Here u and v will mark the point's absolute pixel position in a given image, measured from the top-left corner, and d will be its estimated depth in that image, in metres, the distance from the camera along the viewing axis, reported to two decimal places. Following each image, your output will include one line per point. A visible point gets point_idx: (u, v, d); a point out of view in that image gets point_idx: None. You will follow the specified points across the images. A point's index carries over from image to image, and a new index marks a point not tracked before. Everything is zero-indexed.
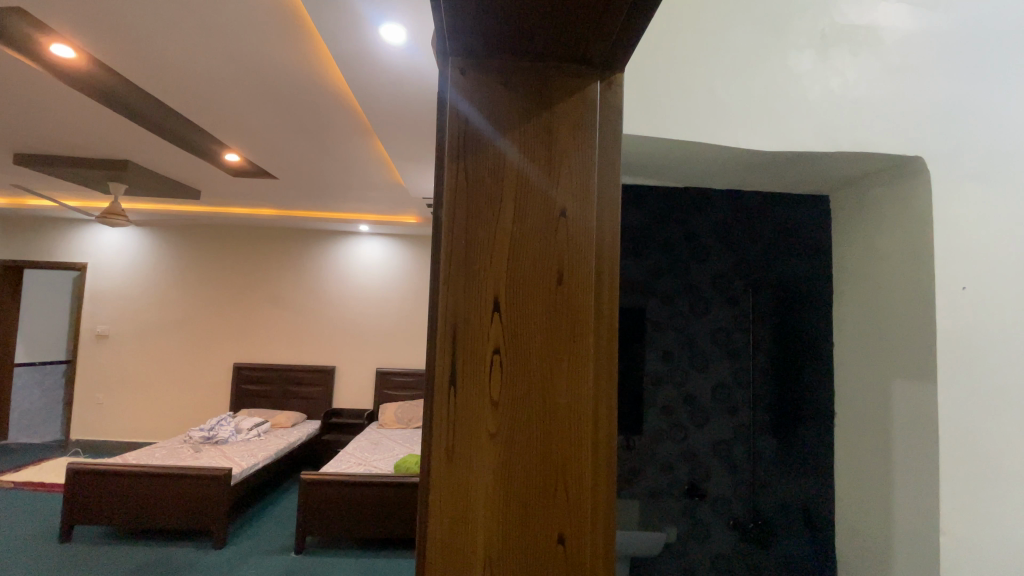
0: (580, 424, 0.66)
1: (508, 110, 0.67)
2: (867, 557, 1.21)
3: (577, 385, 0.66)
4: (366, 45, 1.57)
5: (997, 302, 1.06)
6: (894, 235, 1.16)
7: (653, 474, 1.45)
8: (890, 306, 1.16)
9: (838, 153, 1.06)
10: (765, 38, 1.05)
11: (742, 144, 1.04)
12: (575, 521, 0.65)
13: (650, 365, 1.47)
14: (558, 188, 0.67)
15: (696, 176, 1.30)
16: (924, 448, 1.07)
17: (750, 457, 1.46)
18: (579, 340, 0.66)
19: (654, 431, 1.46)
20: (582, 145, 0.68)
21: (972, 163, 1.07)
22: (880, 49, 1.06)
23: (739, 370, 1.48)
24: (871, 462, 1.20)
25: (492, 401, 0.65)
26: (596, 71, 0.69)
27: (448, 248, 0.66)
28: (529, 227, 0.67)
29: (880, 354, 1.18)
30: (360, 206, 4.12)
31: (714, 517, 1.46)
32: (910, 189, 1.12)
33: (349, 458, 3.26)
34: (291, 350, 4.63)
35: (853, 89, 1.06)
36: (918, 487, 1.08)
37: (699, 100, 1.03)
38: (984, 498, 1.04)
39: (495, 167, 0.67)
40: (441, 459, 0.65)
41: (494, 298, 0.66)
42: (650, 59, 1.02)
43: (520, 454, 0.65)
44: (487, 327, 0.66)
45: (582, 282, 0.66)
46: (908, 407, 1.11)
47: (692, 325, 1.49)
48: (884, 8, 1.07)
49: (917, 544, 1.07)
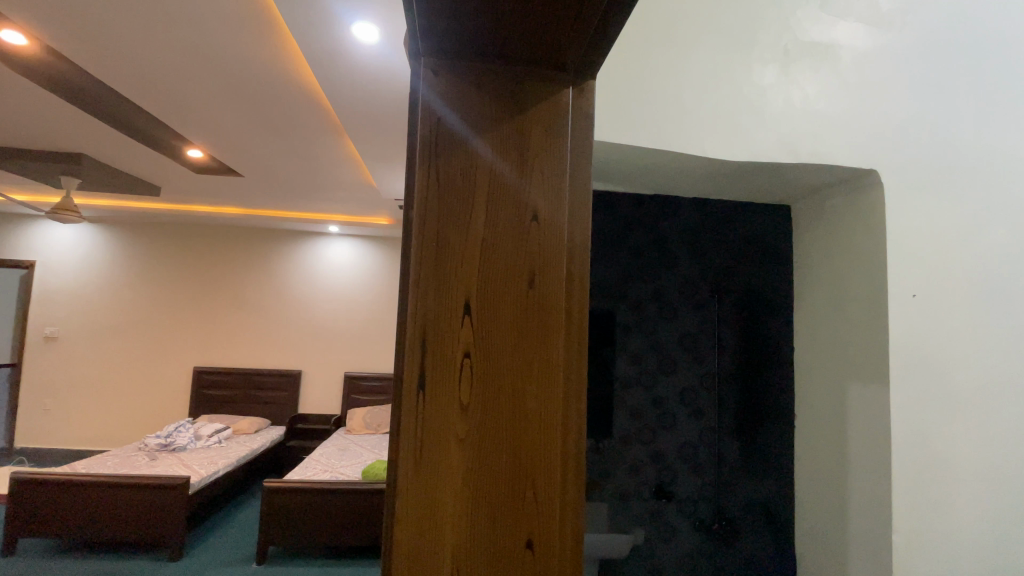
0: (549, 425, 0.66)
1: (481, 113, 0.67)
2: (824, 553, 1.25)
3: (547, 387, 0.66)
4: (338, 44, 1.56)
5: (944, 307, 1.12)
6: (851, 245, 1.20)
7: (621, 476, 1.48)
8: (848, 311, 1.20)
9: (800, 163, 1.10)
10: (732, 51, 1.08)
11: (709, 153, 1.06)
12: (544, 526, 0.65)
13: (620, 368, 1.50)
14: (532, 191, 0.67)
15: (665, 184, 1.32)
16: (878, 448, 1.11)
17: (715, 460, 1.50)
18: (549, 342, 0.66)
19: (623, 433, 1.49)
20: (555, 151, 0.68)
21: (922, 177, 1.12)
22: (839, 65, 1.11)
23: (706, 373, 1.53)
24: (830, 463, 1.24)
25: (461, 404, 0.65)
26: (568, 77, 0.69)
27: (418, 250, 0.65)
28: (500, 229, 0.66)
29: (839, 358, 1.22)
30: (330, 206, 4.04)
31: (680, 518, 1.49)
32: (866, 201, 1.17)
33: (315, 465, 3.19)
34: (254, 353, 4.48)
35: (813, 103, 1.10)
36: (871, 486, 1.13)
37: (668, 110, 1.05)
38: (931, 496, 1.09)
39: (468, 169, 0.67)
40: (408, 464, 0.64)
41: (465, 300, 0.66)
42: (622, 66, 1.03)
43: (490, 460, 0.65)
44: (458, 329, 0.65)
45: (553, 286, 0.67)
46: (863, 409, 1.16)
47: (660, 330, 1.52)
48: (844, 26, 1.12)
49: (870, 541, 1.12)
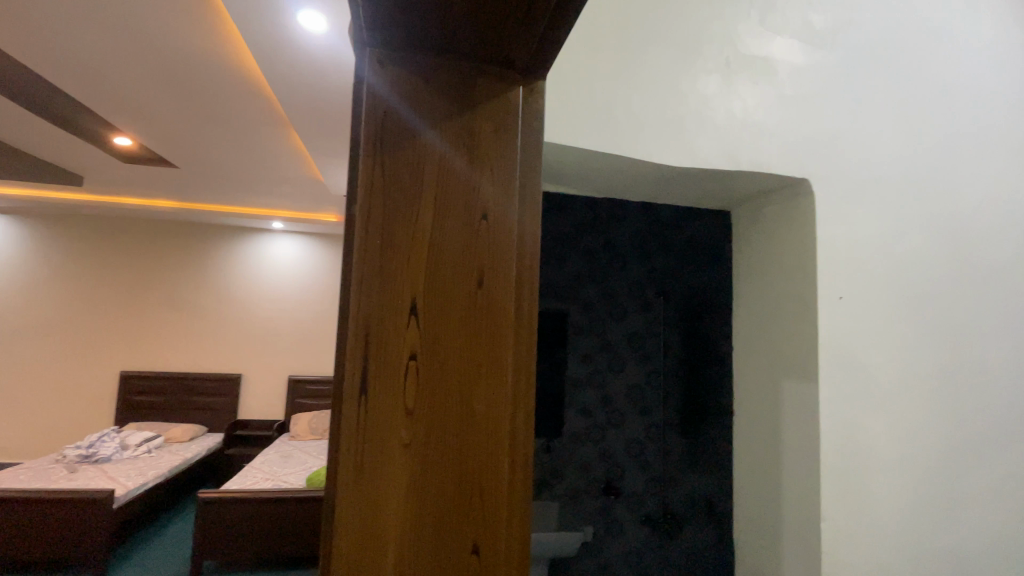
0: (497, 428, 0.65)
1: (429, 108, 0.65)
2: (760, 545, 1.30)
3: (495, 389, 0.65)
4: (284, 32, 1.48)
5: (868, 309, 1.19)
6: (784, 250, 1.27)
7: (572, 476, 1.61)
8: (783, 313, 1.26)
9: (739, 171, 1.15)
10: (678, 61, 1.12)
11: (655, 159, 1.09)
12: (491, 529, 0.64)
13: (571, 368, 1.62)
14: (481, 189, 0.66)
15: (612, 188, 1.34)
16: (808, 442, 1.17)
17: (660, 454, 1.65)
18: (498, 343, 0.65)
19: (574, 432, 1.61)
20: (505, 150, 0.67)
21: (847, 187, 1.20)
22: (776, 78, 1.17)
23: (651, 372, 1.67)
24: (766, 458, 1.29)
25: (406, 409, 0.63)
26: (518, 76, 0.69)
27: (361, 248, 0.63)
28: (447, 229, 0.65)
29: (775, 358, 1.28)
30: (275, 201, 3.85)
31: (628, 514, 1.62)
32: (798, 207, 1.23)
33: (255, 473, 3.03)
34: (189, 356, 4.21)
35: (752, 114, 1.15)
36: (802, 479, 1.18)
37: (615, 116, 1.07)
38: (856, 487, 1.15)
39: (415, 165, 0.65)
40: (349, 472, 0.61)
41: (411, 301, 0.63)
42: (571, 69, 1.04)
43: (435, 465, 0.63)
44: (403, 330, 0.63)
45: (502, 287, 0.66)
46: (794, 405, 1.22)
47: (608, 331, 1.65)
48: (780, 42, 1.18)
49: (803, 534, 1.17)
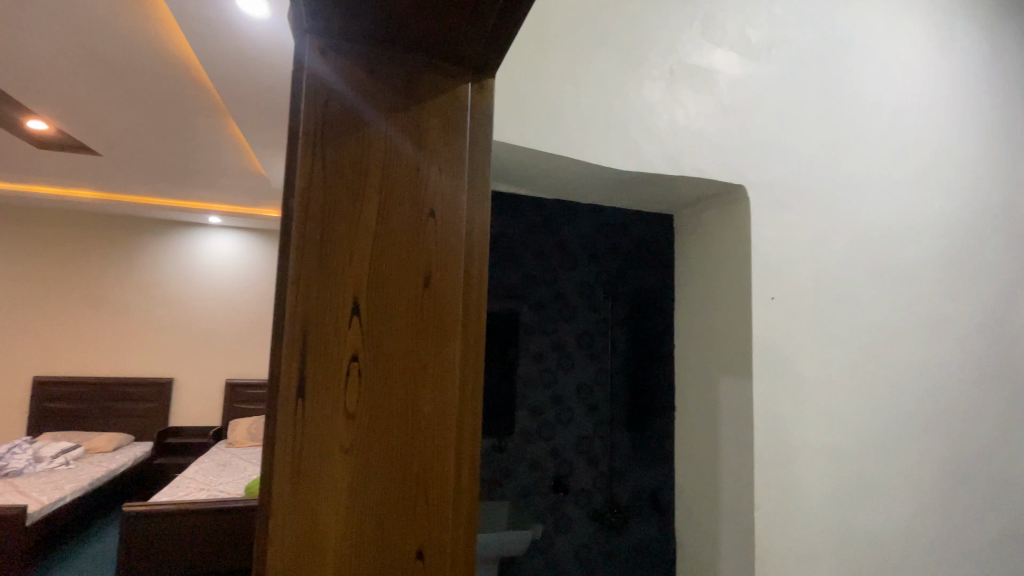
0: (444, 429, 0.64)
1: (374, 100, 0.63)
2: (699, 536, 1.35)
3: (441, 389, 0.64)
4: (220, 15, 1.40)
5: (796, 309, 1.27)
6: (723, 252, 1.32)
7: (523, 474, 1.69)
8: (721, 313, 1.32)
9: (681, 176, 1.19)
10: (625, 66, 1.15)
11: (602, 161, 1.11)
12: (436, 533, 0.63)
13: (524, 366, 1.70)
14: (428, 185, 0.65)
15: (561, 191, 1.35)
16: (743, 437, 1.23)
17: (607, 449, 1.77)
18: (445, 342, 0.64)
19: (525, 431, 1.69)
20: (455, 146, 0.66)
21: (779, 195, 1.27)
22: (716, 88, 1.22)
23: (599, 370, 1.78)
24: (705, 452, 1.35)
25: (347, 411, 0.60)
26: (467, 72, 0.68)
27: (300, 244, 0.60)
28: (393, 225, 0.63)
29: (713, 356, 1.34)
30: (212, 194, 3.64)
31: (577, 510, 1.74)
32: (735, 213, 1.29)
33: (188, 483, 2.86)
34: (114, 360, 3.90)
35: (693, 121, 1.20)
36: (738, 472, 1.24)
37: (564, 118, 1.08)
38: (787, 477, 1.21)
39: (359, 159, 0.63)
40: (285, 479, 0.58)
41: (353, 300, 0.61)
42: (519, 69, 1.05)
43: (378, 468, 0.61)
44: (344, 330, 0.61)
45: (451, 285, 0.65)
46: (731, 401, 1.28)
47: (558, 329, 1.75)
48: (720, 53, 1.23)
49: (739, 524, 1.22)
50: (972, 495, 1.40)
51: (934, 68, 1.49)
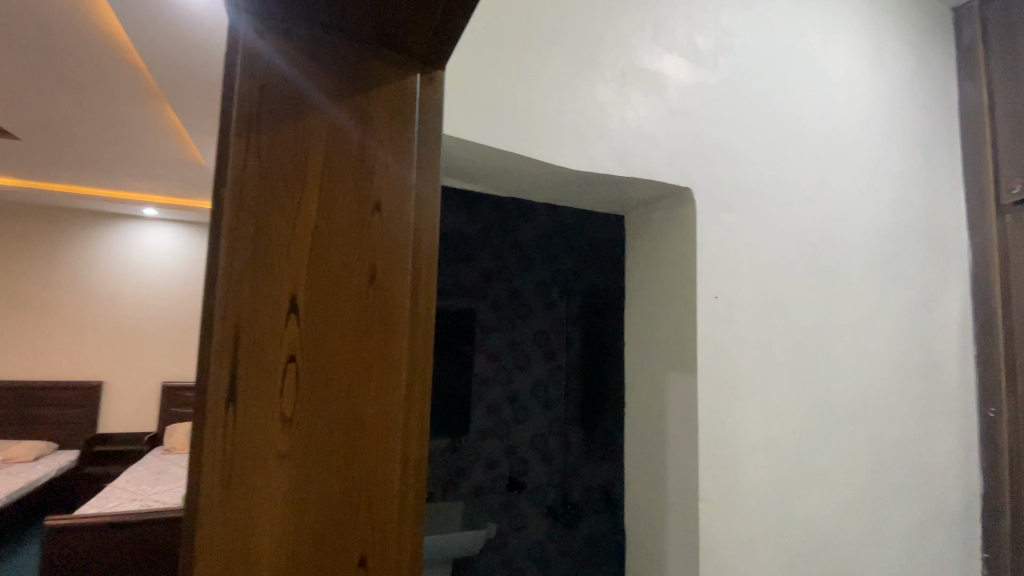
0: (389, 431, 0.62)
1: (315, 87, 0.61)
2: (647, 528, 1.38)
3: (386, 389, 0.62)
4: None
5: (738, 308, 1.32)
6: (669, 253, 1.36)
7: (479, 473, 1.76)
8: (669, 311, 1.36)
9: (632, 177, 1.21)
10: (578, 66, 1.15)
11: (554, 160, 1.11)
12: (380, 540, 0.61)
13: (480, 365, 1.80)
14: (373, 178, 0.63)
15: (514, 190, 1.34)
16: (688, 431, 1.27)
17: (562, 447, 1.86)
18: (390, 341, 0.62)
19: (481, 430, 1.77)
20: (402, 138, 0.64)
21: (724, 198, 1.32)
22: (665, 92, 1.25)
23: (554, 368, 1.89)
24: (653, 447, 1.38)
25: (284, 415, 0.57)
26: (415, 64, 0.67)
27: (232, 237, 0.56)
28: (335, 219, 0.61)
29: (661, 353, 1.37)
30: (147, 185, 3.41)
31: (532, 507, 1.82)
32: (682, 216, 1.33)
33: (118, 494, 2.67)
34: (34, 361, 3.63)
35: (643, 124, 1.22)
36: (684, 464, 1.27)
37: (517, 116, 1.08)
38: (728, 469, 1.26)
39: (298, 148, 0.60)
40: (214, 491, 0.54)
41: (291, 297, 0.58)
42: (471, 64, 1.03)
43: (317, 474, 0.58)
44: (281, 329, 0.58)
45: (397, 281, 0.63)
46: (677, 396, 1.31)
47: (516, 329, 1.85)
48: (670, 58, 1.27)
49: (685, 515, 1.26)
50: (898, 484, 1.50)
51: (866, 81, 1.59)
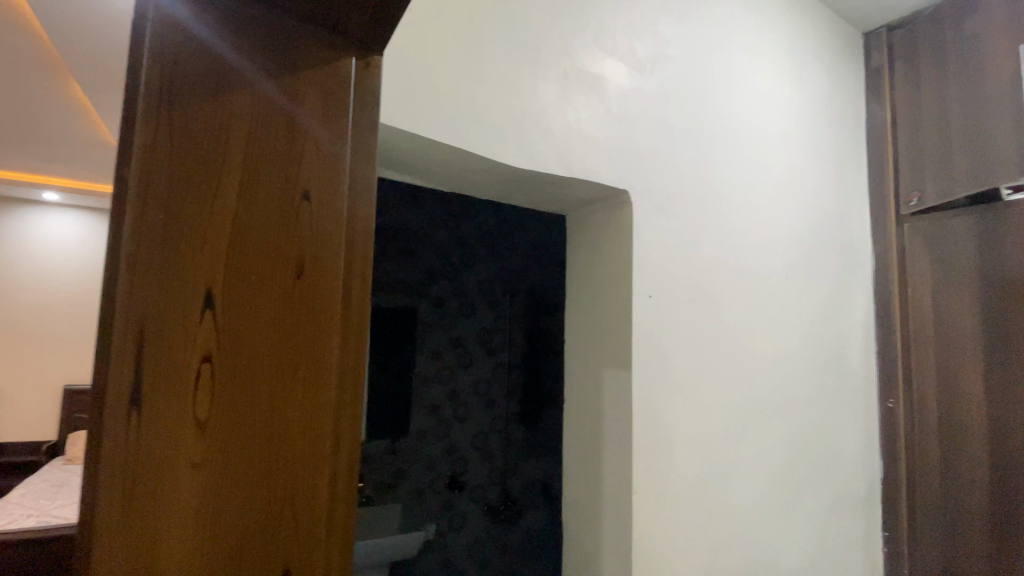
0: (316, 432, 0.59)
1: (236, 64, 0.56)
2: (584, 520, 1.41)
3: (314, 388, 0.59)
4: None
5: (670, 307, 1.37)
6: (606, 254, 1.40)
7: (417, 475, 1.86)
8: (605, 308, 1.39)
9: (572, 177, 1.22)
10: (521, 65, 1.16)
11: (495, 156, 1.11)
12: (306, 547, 0.58)
13: (420, 365, 1.86)
14: (301, 164, 0.59)
15: (454, 186, 1.32)
16: (623, 424, 1.30)
17: (504, 444, 2.00)
18: (319, 337, 0.59)
19: (420, 430, 1.87)
20: (336, 126, 0.62)
21: (659, 201, 1.37)
22: (605, 96, 1.28)
23: (497, 366, 2.02)
24: (590, 441, 1.41)
25: (198, 419, 0.53)
26: (351, 47, 0.64)
27: (137, 223, 0.50)
28: (258, 207, 0.57)
29: (599, 349, 1.41)
30: (50, 167, 3.11)
31: (472, 505, 1.94)
32: (619, 217, 1.36)
33: (11, 509, 2.39)
34: None
35: (583, 125, 1.24)
36: (619, 457, 1.31)
37: (459, 110, 1.06)
38: (659, 460, 1.31)
39: (216, 129, 0.55)
40: (113, 506, 0.49)
41: (207, 290, 0.54)
42: (411, 52, 1.00)
43: (236, 480, 0.54)
44: (194, 325, 0.53)
45: (326, 274, 0.60)
46: (613, 391, 1.35)
47: (457, 329, 1.96)
48: (610, 62, 1.30)
49: (619, 505, 1.30)
50: (810, 471, 1.63)
51: (788, 95, 1.71)
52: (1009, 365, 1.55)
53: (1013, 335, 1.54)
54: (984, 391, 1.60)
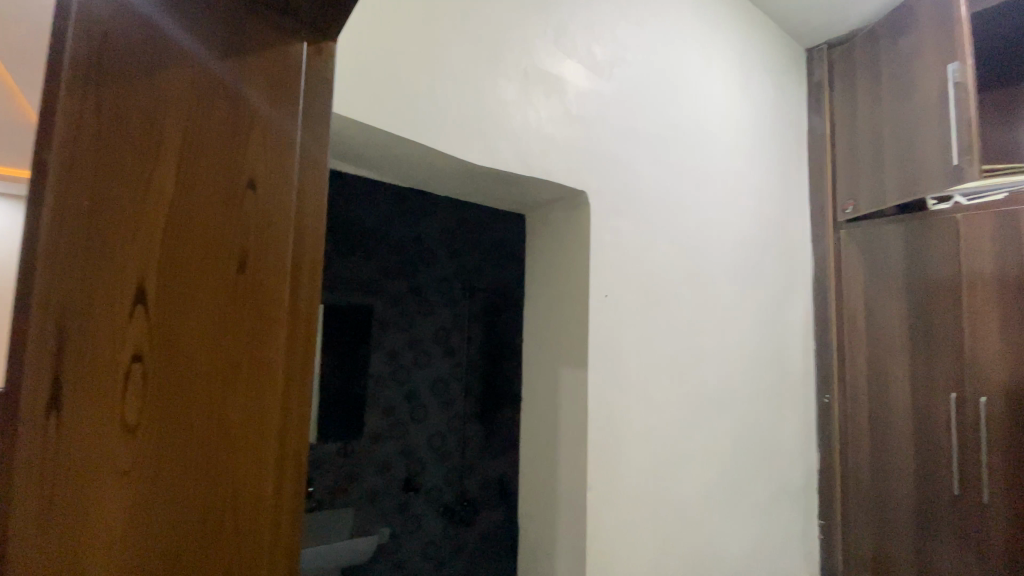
0: (260, 435, 0.56)
1: (175, 43, 0.53)
2: (539, 517, 1.42)
3: (258, 389, 0.56)
4: None
5: (624, 306, 1.40)
6: (564, 253, 1.41)
7: (372, 477, 1.82)
8: (562, 306, 1.41)
9: (531, 176, 1.23)
10: (481, 61, 1.15)
11: (454, 153, 1.09)
12: (249, 555, 0.55)
13: (376, 365, 1.85)
14: (246, 152, 0.56)
15: (411, 181, 1.29)
16: (578, 422, 1.32)
17: (461, 443, 1.99)
18: (264, 335, 0.56)
19: (374, 432, 1.83)
20: (284, 115, 0.59)
21: (616, 202, 1.40)
22: (564, 97, 1.29)
23: (455, 365, 2.02)
24: (546, 438, 1.42)
25: (127, 424, 0.49)
26: (303, 30, 0.61)
27: (58, 212, 0.46)
28: (198, 198, 0.53)
29: (556, 347, 1.42)
30: None
31: (427, 507, 1.92)
32: (576, 218, 1.38)
33: None
34: None
35: (543, 125, 1.25)
36: (574, 454, 1.32)
37: (417, 104, 1.04)
38: (613, 456, 1.34)
39: (151, 112, 0.51)
40: (26, 521, 0.44)
41: (139, 285, 0.50)
42: (369, 43, 0.97)
43: (169, 489, 0.51)
44: (124, 322, 0.49)
45: (272, 269, 0.57)
46: (569, 389, 1.36)
47: (416, 327, 1.95)
48: (569, 63, 1.31)
49: (573, 500, 1.31)
50: (754, 463, 1.71)
51: (737, 104, 1.79)
52: (931, 363, 1.66)
53: (936, 335, 1.66)
54: (909, 388, 1.72)
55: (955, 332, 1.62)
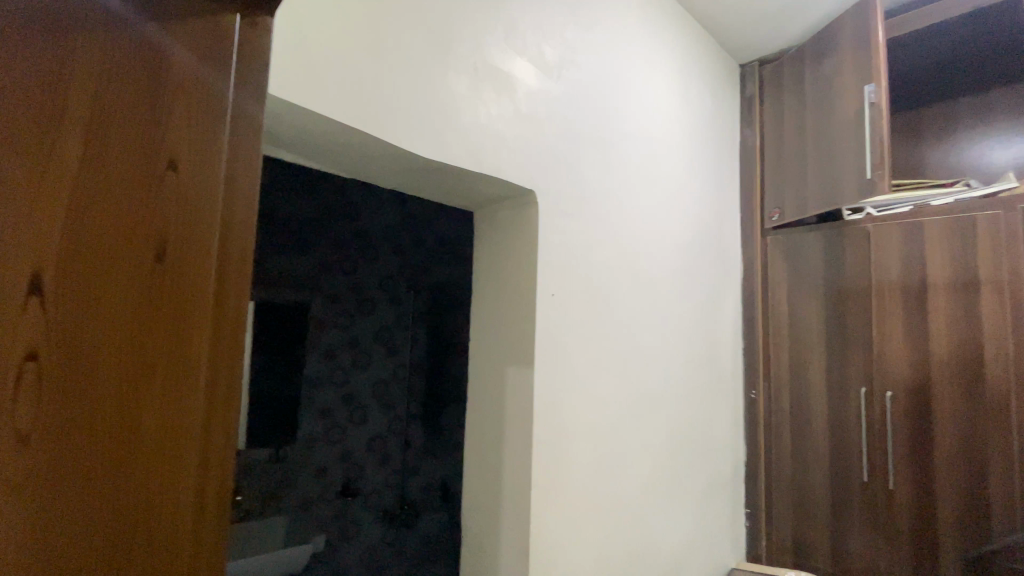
0: (179, 440, 0.51)
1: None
2: (484, 517, 1.40)
3: (178, 389, 0.51)
4: None
5: (569, 306, 1.42)
6: (512, 251, 1.41)
7: (306, 484, 1.74)
8: (509, 305, 1.41)
9: (480, 172, 1.21)
10: (431, 52, 1.12)
11: (401, 144, 1.06)
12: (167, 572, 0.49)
13: (312, 365, 1.77)
14: (166, 130, 0.51)
15: (354, 172, 1.24)
16: (524, 420, 1.32)
17: (404, 446, 1.95)
18: (185, 330, 0.52)
19: (310, 435, 1.74)
20: (210, 93, 0.55)
21: (563, 202, 1.41)
22: (514, 94, 1.29)
23: (397, 366, 1.98)
24: (492, 437, 1.42)
25: (18, 433, 0.42)
26: (236, 3, 0.57)
27: None
28: (109, 176, 0.48)
29: (503, 345, 1.41)
30: None
31: (366, 512, 1.87)
32: (524, 217, 1.38)
33: None
34: None
35: (492, 122, 1.24)
36: (520, 452, 1.32)
37: (362, 92, 0.99)
38: (557, 453, 1.35)
39: (51, 75, 0.45)
40: None
41: (35, 273, 0.43)
42: (311, 23, 0.92)
43: (71, 504, 0.44)
44: (15, 315, 0.42)
45: (194, 259, 0.52)
46: (515, 387, 1.36)
47: (354, 327, 1.88)
48: (520, 61, 1.31)
49: (517, 499, 1.31)
50: (688, 457, 1.79)
51: (678, 112, 1.86)
52: (845, 361, 1.81)
53: (850, 335, 1.81)
54: (825, 384, 1.86)
55: (866, 332, 1.77)
